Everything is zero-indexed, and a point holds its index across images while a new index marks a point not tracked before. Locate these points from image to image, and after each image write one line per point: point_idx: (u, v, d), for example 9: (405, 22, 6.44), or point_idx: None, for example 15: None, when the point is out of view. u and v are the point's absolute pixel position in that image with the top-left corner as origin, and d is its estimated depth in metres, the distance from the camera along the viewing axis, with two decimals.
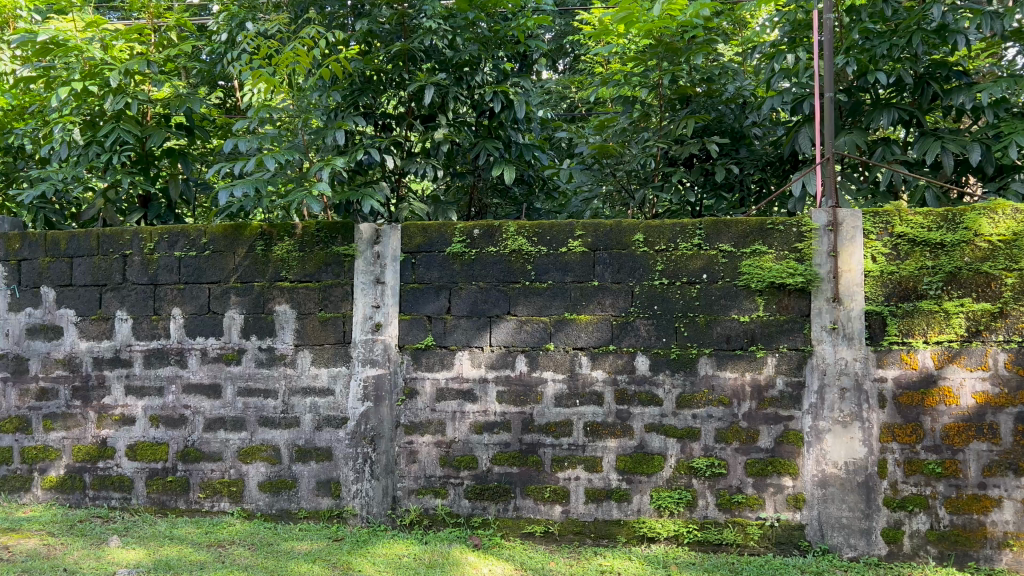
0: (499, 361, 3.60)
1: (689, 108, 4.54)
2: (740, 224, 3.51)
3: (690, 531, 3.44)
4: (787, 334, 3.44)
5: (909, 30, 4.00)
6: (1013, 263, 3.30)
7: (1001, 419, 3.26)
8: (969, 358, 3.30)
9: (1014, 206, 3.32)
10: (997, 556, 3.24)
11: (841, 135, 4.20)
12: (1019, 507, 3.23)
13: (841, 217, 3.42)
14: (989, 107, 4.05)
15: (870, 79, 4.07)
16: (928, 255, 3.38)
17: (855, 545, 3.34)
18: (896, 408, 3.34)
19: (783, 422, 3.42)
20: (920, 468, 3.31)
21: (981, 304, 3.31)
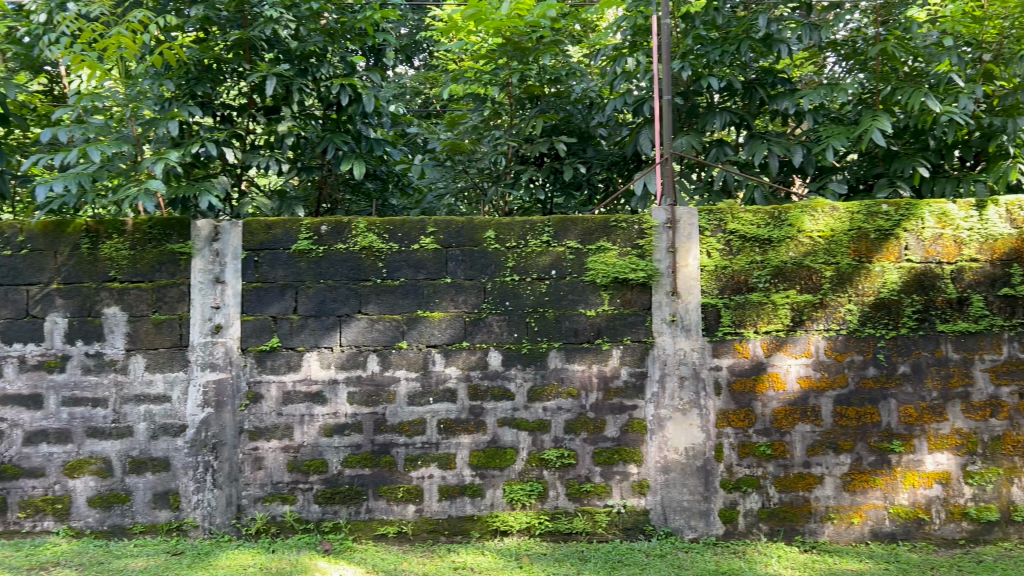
0: (349, 361, 3.52)
1: (538, 107, 4.64)
2: (585, 221, 3.62)
3: (541, 522, 3.52)
4: (630, 326, 3.57)
5: (738, 38, 4.28)
6: (831, 257, 3.59)
7: (822, 401, 3.53)
8: (794, 346, 3.56)
9: (830, 205, 3.61)
10: (821, 529, 3.52)
11: (678, 137, 4.41)
12: (839, 482, 3.52)
13: (678, 215, 3.59)
14: (810, 113, 4.38)
15: (703, 84, 4.29)
16: (758, 251, 3.60)
17: (695, 526, 3.51)
18: (730, 395, 3.53)
19: (628, 411, 3.54)
20: (752, 451, 3.52)
21: (804, 295, 3.58)
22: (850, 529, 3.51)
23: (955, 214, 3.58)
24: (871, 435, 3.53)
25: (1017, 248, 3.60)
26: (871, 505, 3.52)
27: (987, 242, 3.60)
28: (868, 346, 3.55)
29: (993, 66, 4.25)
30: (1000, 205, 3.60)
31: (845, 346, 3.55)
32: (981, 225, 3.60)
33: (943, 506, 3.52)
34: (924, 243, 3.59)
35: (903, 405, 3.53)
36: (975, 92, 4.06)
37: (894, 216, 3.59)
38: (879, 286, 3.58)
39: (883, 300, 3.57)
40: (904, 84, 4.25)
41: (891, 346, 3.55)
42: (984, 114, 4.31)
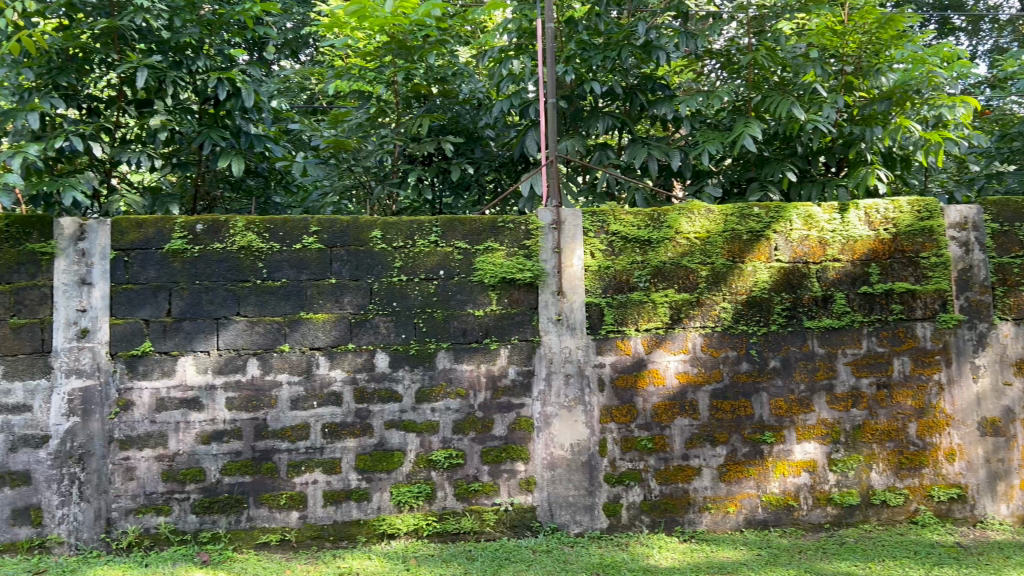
0: (228, 365, 3.41)
1: (425, 107, 4.64)
2: (472, 221, 3.63)
3: (429, 523, 3.50)
4: (517, 325, 3.61)
5: (619, 44, 4.41)
6: (706, 258, 3.76)
7: (699, 396, 3.67)
8: (672, 343, 3.69)
9: (705, 208, 3.78)
10: (699, 518, 3.65)
11: (563, 140, 4.49)
12: (715, 473, 3.67)
13: (563, 216, 3.66)
14: (687, 119, 4.56)
15: (586, 88, 4.40)
16: (639, 251, 3.72)
17: (580, 521, 3.58)
18: (613, 391, 3.62)
19: (515, 410, 3.57)
20: (634, 445, 3.62)
21: (682, 294, 3.71)
22: (725, 518, 3.67)
23: (820, 217, 3.83)
24: (744, 427, 3.70)
25: (875, 249, 3.86)
26: (745, 494, 3.68)
27: (848, 243, 3.84)
28: (742, 342, 3.73)
29: (853, 78, 4.51)
30: (859, 208, 3.86)
31: (720, 343, 3.72)
32: (843, 228, 3.84)
33: (810, 492, 3.73)
34: (792, 244, 3.81)
35: (773, 397, 3.72)
36: (837, 103, 4.34)
37: (764, 218, 3.80)
38: (751, 285, 3.77)
39: (755, 298, 3.76)
40: (772, 93, 4.47)
41: (762, 342, 3.74)
42: (845, 123, 4.62)
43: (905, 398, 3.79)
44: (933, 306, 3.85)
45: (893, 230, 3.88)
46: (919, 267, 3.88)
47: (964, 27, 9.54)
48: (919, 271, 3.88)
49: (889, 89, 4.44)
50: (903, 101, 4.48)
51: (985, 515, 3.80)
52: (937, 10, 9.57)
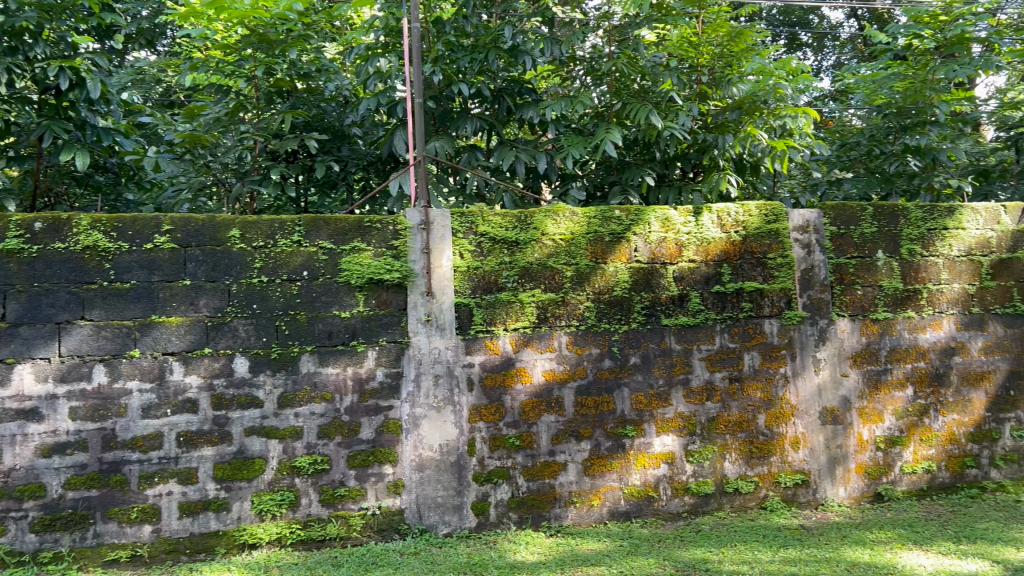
0: (71, 373, 3.19)
1: (289, 103, 4.50)
2: (337, 221, 3.56)
3: (293, 531, 3.40)
4: (385, 327, 3.57)
5: (486, 46, 4.45)
6: (571, 258, 3.85)
7: (565, 393, 3.77)
8: (539, 341, 3.76)
9: (570, 210, 3.87)
10: (564, 513, 3.74)
11: (431, 140, 4.48)
12: (580, 468, 3.77)
13: (432, 217, 3.66)
14: (552, 123, 4.65)
15: (454, 89, 4.40)
16: (506, 252, 3.77)
17: (448, 521, 3.58)
18: (481, 390, 3.66)
19: (383, 412, 3.53)
20: (502, 443, 3.67)
21: (548, 294, 3.79)
22: (590, 511, 3.77)
23: (676, 220, 4.00)
24: (608, 422, 3.81)
25: (726, 250, 4.07)
26: (608, 487, 3.80)
27: (702, 245, 4.04)
28: (604, 340, 3.85)
29: (707, 88, 4.75)
30: (712, 212, 4.06)
31: (585, 341, 3.82)
32: (698, 230, 4.03)
33: (668, 483, 3.89)
34: (651, 246, 3.96)
35: (634, 393, 3.86)
36: (691, 111, 4.57)
37: (625, 220, 3.94)
38: (613, 284, 3.89)
39: (616, 298, 3.89)
40: (632, 100, 4.62)
41: (624, 339, 3.87)
42: (700, 130, 4.82)
43: (754, 391, 4.02)
44: (779, 303, 4.11)
45: (743, 232, 4.10)
46: (766, 267, 4.12)
47: (810, 43, 10.34)
48: (767, 271, 4.12)
49: (739, 99, 4.69)
50: (752, 111, 4.71)
51: (825, 498, 4.09)
52: (786, 27, 10.26)
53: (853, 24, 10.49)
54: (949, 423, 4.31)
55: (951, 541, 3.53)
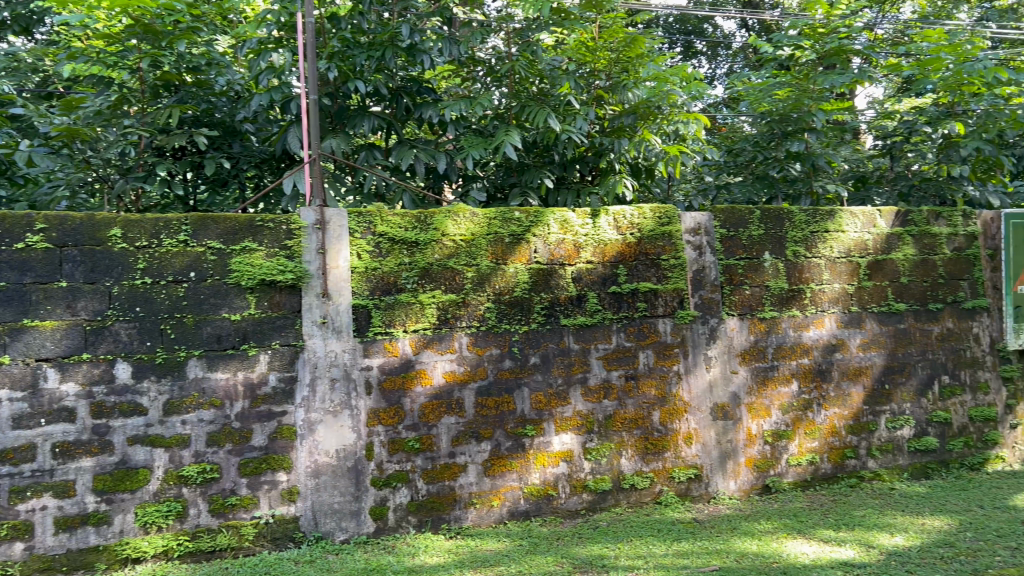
0: None
1: (176, 96, 4.32)
2: (226, 220, 3.43)
3: (180, 543, 3.26)
4: (278, 330, 3.47)
5: (383, 44, 4.39)
6: (471, 259, 3.84)
7: (465, 394, 3.76)
8: (439, 343, 3.74)
9: (471, 210, 3.87)
10: (464, 514, 3.72)
11: (326, 137, 4.36)
12: (481, 469, 3.77)
13: (328, 216, 3.58)
14: (452, 123, 4.64)
15: (350, 86, 4.32)
16: (405, 252, 3.72)
17: (345, 527, 3.51)
18: (380, 393, 3.61)
19: (276, 418, 3.43)
20: (401, 446, 3.63)
21: (448, 295, 3.77)
22: (489, 511, 3.77)
23: (574, 222, 4.06)
24: (508, 422, 3.83)
25: (622, 251, 4.15)
26: (508, 487, 3.81)
27: (599, 246, 4.10)
28: (504, 340, 3.86)
29: (603, 92, 4.83)
30: (609, 214, 4.13)
31: (485, 342, 3.82)
32: (596, 231, 4.10)
33: (567, 481, 3.93)
34: (550, 247, 4.00)
35: (534, 392, 3.89)
36: (588, 115, 4.63)
37: (524, 221, 3.96)
38: (512, 285, 3.91)
39: (516, 298, 3.91)
40: (530, 103, 4.66)
41: (523, 340, 3.90)
42: (597, 134, 4.90)
43: (649, 388, 4.12)
44: (672, 303, 4.22)
45: (638, 234, 4.19)
46: (660, 268, 4.22)
47: (704, 52, 10.84)
48: (661, 272, 4.23)
49: (634, 104, 4.77)
50: (646, 116, 4.83)
51: (717, 491, 4.23)
52: (682, 35, 10.72)
53: (745, 34, 10.98)
54: (831, 416, 4.53)
55: (831, 529, 3.71)
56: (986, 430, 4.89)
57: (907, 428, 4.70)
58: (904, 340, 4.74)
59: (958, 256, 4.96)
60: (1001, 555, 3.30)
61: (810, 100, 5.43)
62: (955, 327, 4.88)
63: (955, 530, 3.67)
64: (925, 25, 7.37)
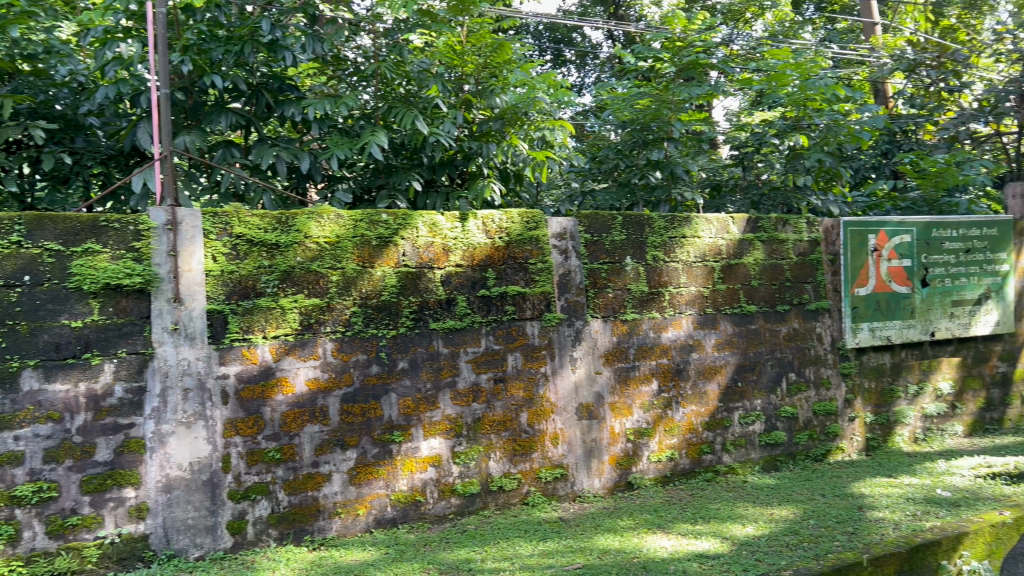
0: None
1: (10, 86, 4.00)
2: (67, 220, 3.19)
3: (12, 569, 2.98)
4: (125, 337, 3.26)
5: (241, 39, 4.23)
6: (336, 262, 3.75)
7: (329, 401, 3.67)
8: (302, 349, 3.63)
9: (336, 212, 3.78)
10: (328, 525, 3.63)
11: (180, 133, 4.14)
12: (346, 478, 3.68)
13: (180, 217, 3.40)
14: (315, 122, 4.51)
15: (206, 81, 4.13)
16: (265, 255, 3.59)
17: (200, 544, 3.33)
18: (237, 402, 3.47)
19: (123, 431, 3.22)
20: (261, 457, 3.50)
21: (311, 299, 3.67)
22: (355, 521, 3.69)
23: (443, 225, 4.03)
24: (374, 429, 3.76)
25: (490, 255, 4.17)
26: (374, 495, 3.74)
27: (468, 250, 4.10)
28: (371, 345, 3.79)
29: (472, 96, 4.81)
30: (477, 218, 4.14)
31: (350, 347, 3.74)
32: (464, 235, 4.09)
33: (435, 486, 3.90)
34: (418, 250, 3.96)
35: (401, 398, 3.84)
36: (456, 119, 4.62)
37: (391, 224, 3.90)
38: (380, 289, 3.84)
39: (383, 302, 3.85)
40: (397, 105, 4.61)
41: (391, 345, 3.84)
42: (466, 139, 4.86)
43: (517, 390, 4.16)
44: (539, 306, 4.28)
45: (506, 238, 4.22)
46: (528, 272, 4.27)
47: (573, 61, 11.27)
48: (529, 276, 4.27)
49: (502, 109, 4.83)
50: (514, 122, 4.87)
51: (582, 490, 4.32)
52: (552, 42, 11.13)
53: (611, 45, 11.40)
54: (688, 414, 4.72)
55: (688, 522, 3.87)
56: (828, 424, 5.23)
57: (758, 423, 4.96)
58: (755, 339, 5.01)
59: (802, 260, 5.28)
60: (840, 540, 3.54)
61: (668, 111, 5.69)
62: (800, 327, 5.20)
63: (799, 518, 3.91)
64: (775, 44, 7.87)
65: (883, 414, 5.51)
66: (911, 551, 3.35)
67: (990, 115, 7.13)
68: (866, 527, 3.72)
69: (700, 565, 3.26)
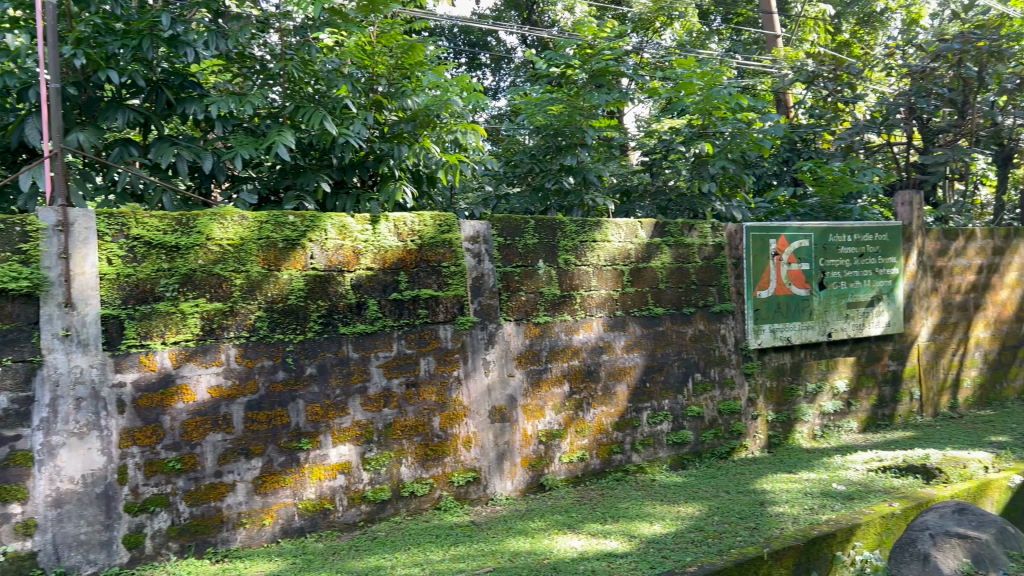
0: None
1: None
2: None
3: None
4: (10, 345, 3.09)
5: (139, 33, 4.06)
6: (240, 265, 3.64)
7: (233, 409, 3.56)
8: (204, 355, 3.51)
9: (240, 214, 3.67)
10: (232, 536, 3.52)
11: (72, 130, 3.95)
12: (250, 487, 3.58)
13: (72, 217, 3.24)
14: (219, 120, 4.38)
15: (100, 76, 3.95)
16: (164, 258, 3.46)
17: (93, 560, 3.18)
18: (135, 411, 3.33)
19: (9, 443, 3.05)
20: (160, 468, 3.37)
21: (214, 304, 3.55)
22: (261, 531, 3.59)
23: (353, 227, 3.97)
24: (281, 437, 3.67)
25: (402, 259, 4.13)
26: (280, 504, 3.65)
27: (379, 253, 4.05)
28: (277, 351, 3.70)
29: (383, 98, 4.75)
30: (388, 221, 4.09)
31: (255, 353, 3.64)
32: (375, 238, 4.04)
33: (344, 493, 3.83)
34: (326, 253, 3.88)
35: (309, 404, 3.76)
36: (366, 120, 4.56)
37: (299, 226, 3.81)
38: (286, 293, 3.75)
39: (290, 306, 3.76)
40: (304, 105, 4.51)
41: (298, 350, 3.76)
42: (377, 140, 4.81)
43: (429, 395, 4.13)
44: (452, 309, 4.26)
45: (418, 241, 4.19)
46: (441, 275, 4.25)
47: (488, 65, 11.38)
48: (442, 279, 4.25)
49: (414, 111, 4.79)
50: (426, 124, 4.84)
51: (494, 493, 4.32)
52: (467, 45, 11.19)
53: (525, 49, 11.51)
54: (599, 415, 4.79)
55: (598, 522, 3.92)
56: (732, 422, 5.39)
57: (666, 423, 5.07)
58: (662, 341, 5.12)
59: (707, 264, 5.43)
60: (742, 535, 3.65)
61: (581, 117, 5.83)
62: (705, 328, 5.34)
63: (704, 515, 4.02)
64: (683, 53, 8.10)
65: (784, 412, 5.72)
66: (809, 543, 3.50)
67: (881, 126, 7.65)
68: (767, 522, 3.85)
69: (609, 564, 3.31)
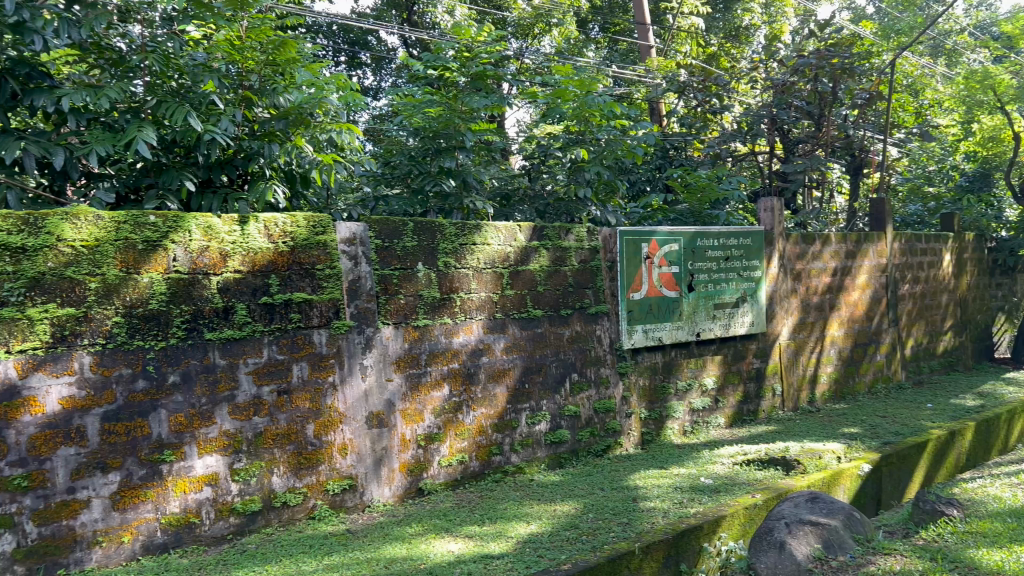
0: None
1: None
2: None
3: None
4: None
5: None
6: (95, 268, 3.43)
7: (87, 420, 3.35)
8: (54, 364, 3.29)
9: (95, 213, 3.46)
10: (87, 556, 3.31)
11: None
12: (107, 503, 3.38)
13: None
14: (72, 113, 4.12)
15: None
16: (8, 260, 3.22)
17: None
18: None
19: None
20: (3, 486, 3.13)
21: (65, 309, 3.33)
22: (119, 549, 3.39)
23: (220, 228, 3.81)
24: (141, 449, 3.49)
25: (273, 260, 4.00)
26: (141, 520, 3.46)
27: (248, 255, 3.90)
28: (137, 358, 3.51)
29: (252, 94, 4.58)
30: (258, 221, 3.95)
31: (112, 361, 3.44)
32: (243, 239, 3.89)
33: (211, 506, 3.68)
34: (191, 255, 3.71)
35: (172, 414, 3.59)
36: (234, 116, 4.39)
37: (160, 226, 3.63)
38: (147, 297, 3.56)
39: (151, 311, 3.57)
40: (167, 99, 4.29)
41: (160, 357, 3.58)
42: (247, 137, 4.64)
43: (303, 401, 4.02)
44: (327, 313, 4.17)
45: (290, 243, 4.07)
46: (315, 277, 4.15)
47: (369, 64, 11.29)
48: (315, 282, 4.16)
49: (285, 109, 4.64)
50: (298, 123, 4.67)
51: (370, 499, 4.25)
52: (347, 43, 11.04)
53: (406, 50, 11.47)
54: (478, 417, 4.80)
55: (476, 524, 3.93)
56: (607, 421, 5.53)
57: (544, 423, 5.14)
58: (541, 342, 5.19)
59: (583, 267, 5.54)
60: (615, 531, 3.75)
61: (458, 120, 5.77)
62: (582, 329, 5.46)
63: (579, 512, 4.10)
64: (562, 60, 8.27)
65: (656, 409, 5.91)
66: (677, 536, 3.63)
67: (747, 135, 7.98)
68: (639, 517, 3.97)
69: (485, 566, 3.32)
